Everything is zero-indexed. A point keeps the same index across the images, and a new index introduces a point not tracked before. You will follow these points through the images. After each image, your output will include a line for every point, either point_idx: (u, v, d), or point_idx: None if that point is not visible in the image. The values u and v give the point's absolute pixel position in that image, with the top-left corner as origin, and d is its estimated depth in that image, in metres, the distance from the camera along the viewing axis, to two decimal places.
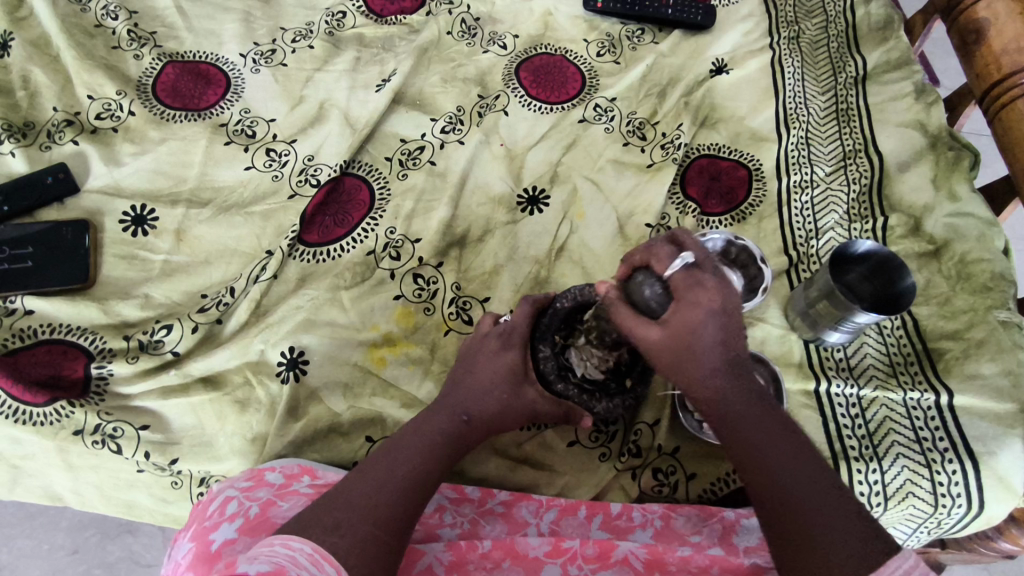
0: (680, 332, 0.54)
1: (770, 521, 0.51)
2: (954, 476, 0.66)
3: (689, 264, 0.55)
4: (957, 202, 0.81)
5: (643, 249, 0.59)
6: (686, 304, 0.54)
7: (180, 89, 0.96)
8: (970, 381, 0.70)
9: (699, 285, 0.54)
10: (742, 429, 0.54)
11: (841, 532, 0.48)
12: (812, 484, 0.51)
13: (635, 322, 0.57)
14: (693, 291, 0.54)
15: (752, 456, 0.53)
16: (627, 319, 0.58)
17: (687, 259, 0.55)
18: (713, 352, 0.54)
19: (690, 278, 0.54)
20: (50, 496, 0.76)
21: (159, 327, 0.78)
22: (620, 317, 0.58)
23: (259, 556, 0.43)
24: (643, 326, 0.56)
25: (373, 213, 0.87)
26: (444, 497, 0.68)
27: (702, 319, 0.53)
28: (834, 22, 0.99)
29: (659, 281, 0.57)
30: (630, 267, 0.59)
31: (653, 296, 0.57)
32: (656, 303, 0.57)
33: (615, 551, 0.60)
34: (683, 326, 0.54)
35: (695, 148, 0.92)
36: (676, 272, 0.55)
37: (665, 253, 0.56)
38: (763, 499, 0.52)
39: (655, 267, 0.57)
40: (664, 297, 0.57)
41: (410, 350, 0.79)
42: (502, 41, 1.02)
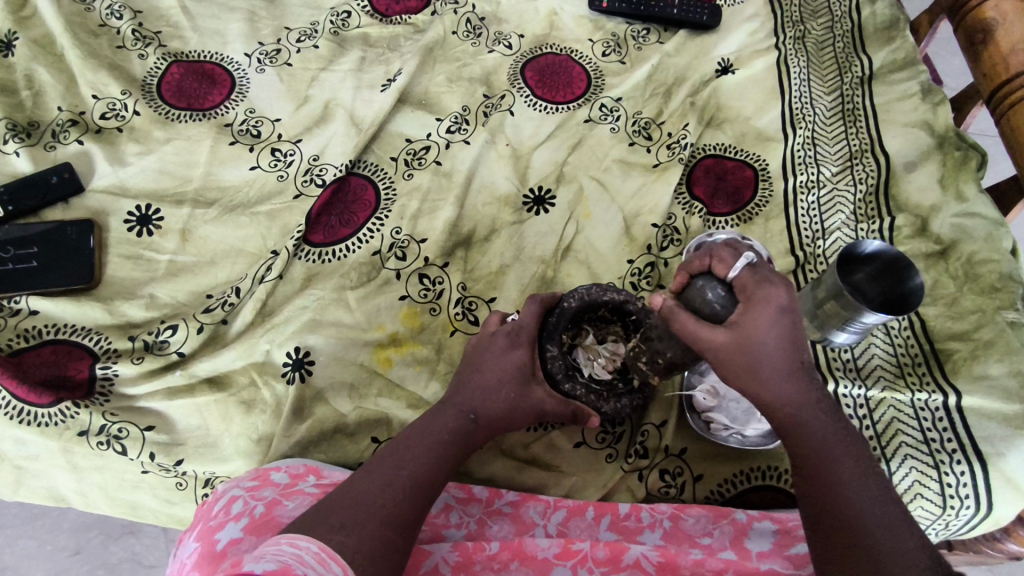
0: (749, 334, 0.53)
1: (828, 527, 0.51)
2: (962, 477, 0.65)
3: (753, 265, 0.56)
4: (964, 203, 0.81)
5: (702, 254, 0.59)
6: (757, 303, 0.53)
7: (185, 89, 0.95)
8: (979, 382, 0.70)
9: (768, 285, 0.54)
10: (805, 437, 0.54)
11: (902, 548, 0.49)
12: (873, 496, 0.52)
13: (698, 324, 0.55)
14: (763, 291, 0.54)
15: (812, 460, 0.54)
16: (689, 321, 0.56)
17: (751, 259, 0.56)
18: (779, 356, 0.53)
19: (758, 278, 0.55)
20: (54, 497, 0.76)
21: (164, 327, 0.78)
22: (680, 320, 0.56)
23: (264, 555, 0.43)
24: (707, 328, 0.55)
25: (379, 213, 0.87)
26: (451, 497, 0.67)
27: (774, 321, 0.53)
28: (840, 22, 0.98)
29: (722, 284, 0.56)
30: (688, 274, 0.59)
31: (717, 298, 0.56)
32: (720, 305, 0.56)
33: (626, 554, 0.60)
34: (753, 328, 0.53)
35: (701, 148, 0.92)
36: (741, 273, 0.56)
37: (727, 257, 0.57)
38: (821, 507, 0.52)
39: (718, 271, 0.57)
40: (728, 299, 0.56)
41: (416, 351, 0.79)
42: (507, 41, 1.02)
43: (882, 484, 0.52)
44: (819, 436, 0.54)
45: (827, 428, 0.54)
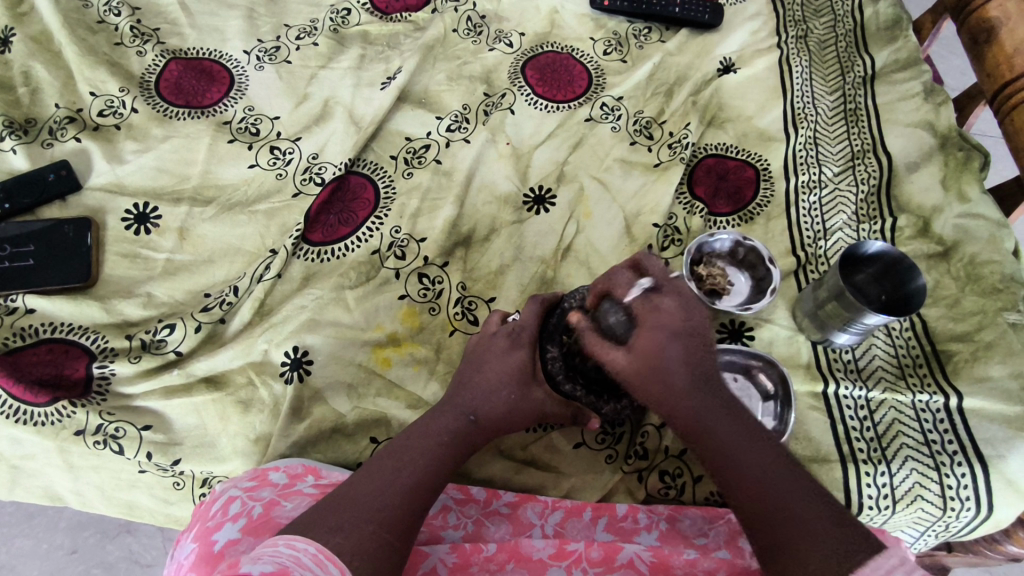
0: (646, 353, 0.58)
1: (756, 525, 0.50)
2: (963, 480, 0.65)
3: (647, 290, 0.61)
4: (966, 203, 0.80)
5: (605, 281, 0.64)
6: (649, 327, 0.58)
7: (183, 86, 0.95)
8: (980, 384, 0.69)
9: (656, 307, 0.59)
10: (714, 441, 0.54)
11: (825, 538, 0.47)
12: (793, 489, 0.50)
13: (602, 346, 0.60)
14: (653, 314, 0.59)
15: (727, 463, 0.53)
16: (596, 344, 0.61)
17: (644, 286, 0.61)
18: (681, 367, 0.57)
19: (649, 303, 0.60)
20: (50, 497, 0.75)
21: (162, 326, 0.77)
22: (588, 342, 0.61)
23: (262, 557, 0.43)
24: (611, 351, 0.60)
25: (378, 212, 0.87)
26: (450, 498, 0.67)
27: (663, 341, 0.58)
28: (842, 22, 0.98)
29: (622, 309, 0.61)
30: (595, 297, 0.64)
31: (618, 322, 0.61)
32: (621, 329, 0.61)
33: (620, 553, 0.59)
34: (647, 348, 0.58)
35: (702, 147, 0.91)
36: (636, 299, 0.60)
37: (624, 282, 0.62)
38: (746, 507, 0.51)
39: (617, 297, 0.62)
40: (628, 323, 0.61)
41: (415, 350, 0.78)
42: (508, 39, 1.02)
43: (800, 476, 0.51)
44: (729, 438, 0.54)
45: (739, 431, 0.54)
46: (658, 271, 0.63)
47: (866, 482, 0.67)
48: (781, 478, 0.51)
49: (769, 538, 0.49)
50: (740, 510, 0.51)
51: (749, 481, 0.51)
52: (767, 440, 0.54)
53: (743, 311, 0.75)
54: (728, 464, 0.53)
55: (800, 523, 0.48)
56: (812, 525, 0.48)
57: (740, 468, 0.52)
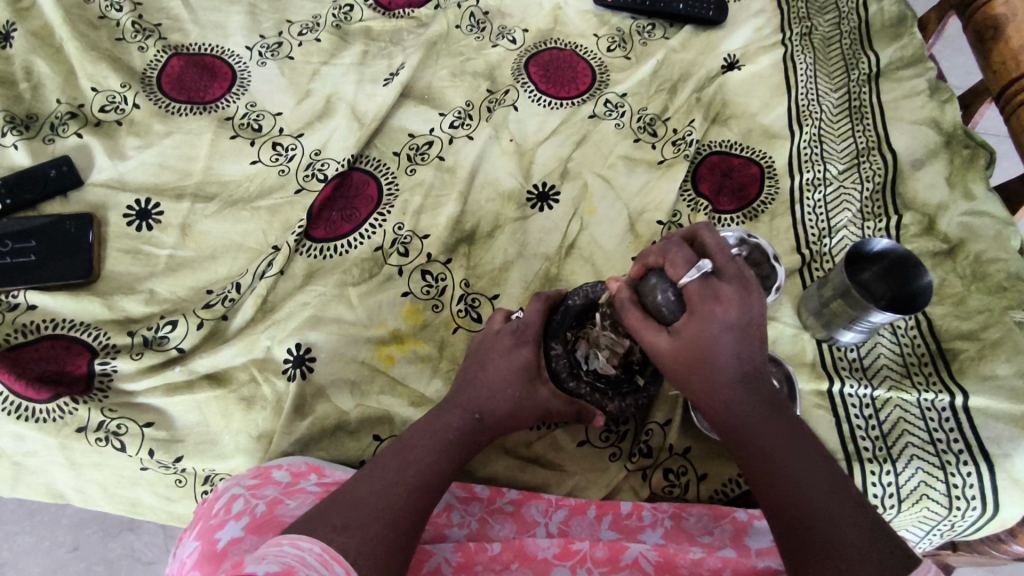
0: (690, 341, 0.55)
1: (785, 525, 0.50)
2: (969, 479, 0.65)
3: (705, 273, 0.54)
4: (971, 201, 0.80)
5: (658, 253, 0.59)
6: (700, 314, 0.54)
7: (185, 82, 0.94)
8: (986, 382, 0.69)
9: (713, 295, 0.54)
10: (749, 437, 0.54)
11: (854, 546, 0.46)
12: (828, 493, 0.50)
13: (646, 327, 0.57)
14: (708, 302, 0.53)
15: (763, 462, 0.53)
16: (639, 324, 0.58)
17: (703, 268, 0.54)
18: (728, 361, 0.54)
19: (705, 288, 0.54)
20: (52, 494, 0.75)
21: (164, 323, 0.77)
22: (631, 320, 0.58)
23: (266, 556, 0.42)
24: (654, 333, 0.57)
25: (381, 209, 0.86)
26: (453, 496, 0.67)
27: (715, 331, 0.53)
28: (846, 19, 0.98)
29: (672, 288, 0.57)
30: (644, 269, 0.60)
31: (666, 302, 0.57)
32: (668, 310, 0.57)
33: (625, 553, 0.59)
34: (693, 336, 0.54)
35: (706, 144, 0.91)
36: (691, 281, 0.55)
37: (681, 260, 0.56)
38: (777, 507, 0.51)
39: (669, 272, 0.57)
40: (676, 305, 0.57)
41: (418, 347, 0.78)
42: (511, 35, 1.01)
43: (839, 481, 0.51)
44: (767, 436, 0.54)
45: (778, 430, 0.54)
46: (721, 248, 0.56)
47: (872, 482, 0.66)
48: (819, 482, 0.50)
49: (797, 537, 0.49)
50: (770, 505, 0.52)
51: (782, 480, 0.51)
52: (807, 442, 0.54)
53: None
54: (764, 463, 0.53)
55: (829, 527, 0.48)
56: (843, 530, 0.47)
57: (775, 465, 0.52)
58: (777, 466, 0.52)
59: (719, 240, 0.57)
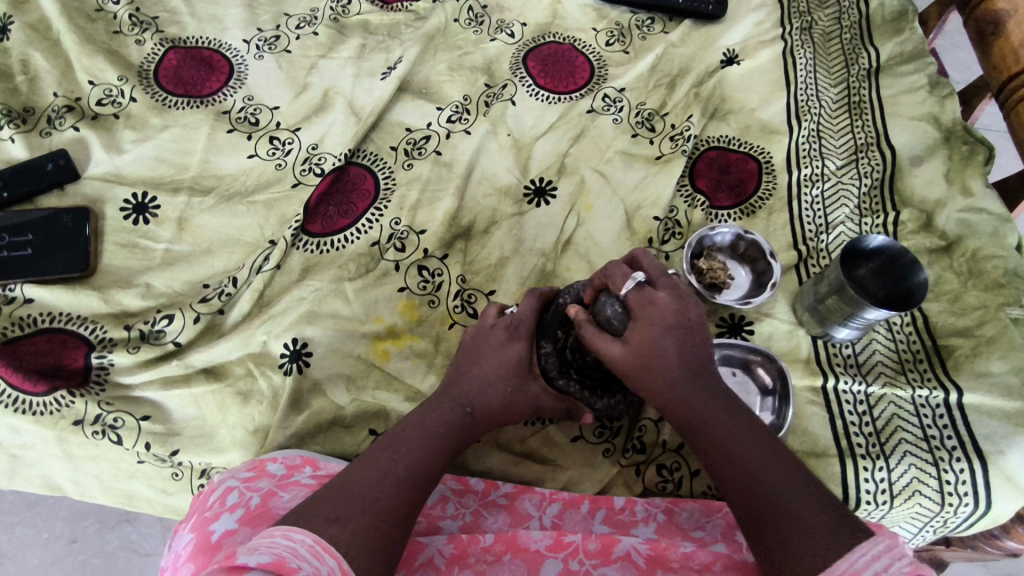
0: (639, 347, 0.57)
1: (749, 519, 0.49)
2: (961, 475, 0.65)
3: (641, 283, 0.59)
4: (969, 197, 0.80)
5: (602, 274, 0.63)
6: (643, 320, 0.57)
7: (182, 75, 0.94)
8: (980, 379, 0.69)
9: (650, 299, 0.57)
10: (705, 436, 0.54)
11: (813, 530, 0.46)
12: (786, 480, 0.49)
13: (597, 339, 0.60)
14: (647, 308, 0.57)
15: (721, 459, 0.52)
16: (593, 337, 0.60)
17: (638, 278, 0.59)
18: (677, 361, 0.56)
19: (643, 296, 0.58)
20: (49, 486, 0.76)
21: (160, 317, 0.77)
22: (586, 334, 0.61)
23: (258, 548, 0.43)
24: (605, 342, 0.59)
25: (377, 204, 0.86)
26: (447, 489, 0.67)
27: (658, 334, 0.56)
28: (846, 13, 0.97)
29: (618, 301, 0.60)
30: (593, 290, 0.64)
31: (614, 314, 0.60)
32: (618, 322, 0.60)
33: (617, 546, 0.59)
34: (641, 341, 0.56)
35: (704, 140, 0.91)
36: (630, 291, 0.59)
37: (619, 274, 0.60)
38: (738, 501, 0.51)
39: (614, 288, 0.61)
40: (624, 316, 0.60)
41: (414, 343, 0.78)
42: (509, 29, 1.01)
43: (792, 470, 0.50)
44: (721, 429, 0.53)
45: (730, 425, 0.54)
46: (656, 264, 0.61)
47: (865, 477, 0.66)
48: (773, 472, 0.50)
49: (758, 528, 0.48)
50: (733, 500, 0.51)
51: (744, 474, 0.51)
52: (761, 431, 0.53)
53: (744, 306, 0.74)
54: (722, 460, 0.52)
55: (787, 514, 0.47)
56: (799, 514, 0.47)
57: (736, 463, 0.51)
58: (733, 460, 0.52)
59: (654, 258, 0.62)
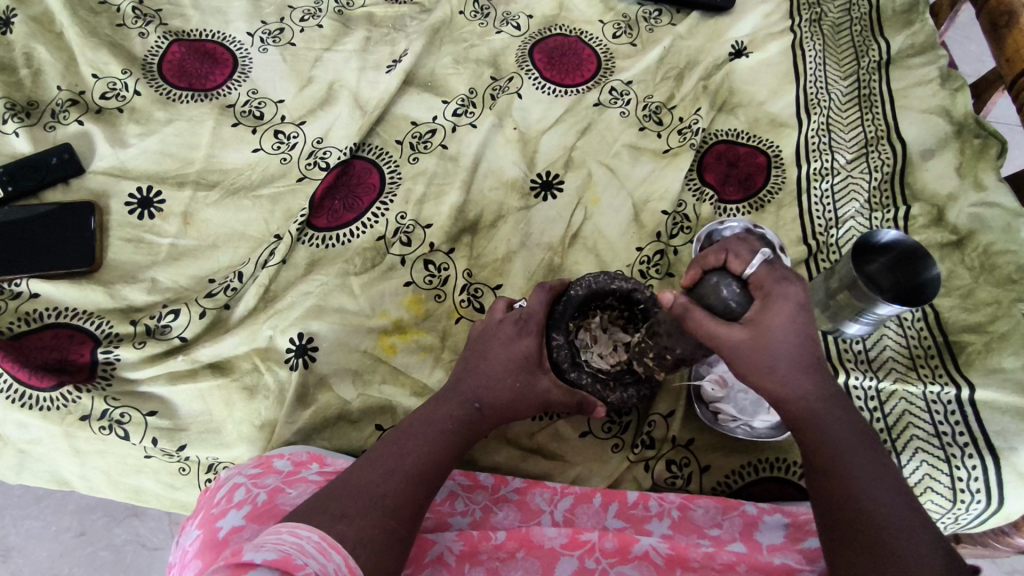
0: (765, 333, 0.51)
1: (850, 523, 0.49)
2: (973, 472, 0.64)
3: (769, 262, 0.53)
4: (982, 191, 0.79)
5: (718, 250, 0.56)
6: (777, 301, 0.51)
7: (186, 68, 0.94)
8: (992, 375, 0.68)
9: (786, 279, 0.52)
10: (816, 431, 0.52)
11: (919, 545, 0.47)
12: (893, 490, 0.50)
13: (713, 322, 0.51)
14: (783, 287, 0.51)
15: (829, 458, 0.52)
16: (705, 319, 0.52)
17: (768, 256, 0.54)
18: (797, 354, 0.51)
19: (776, 274, 0.52)
20: (58, 480, 0.76)
21: (166, 312, 0.77)
22: (695, 318, 0.52)
23: (265, 544, 0.42)
24: (724, 326, 0.51)
25: (383, 198, 0.86)
26: (456, 484, 0.67)
27: (791, 324, 0.51)
28: (857, 4, 0.96)
29: (737, 281, 0.53)
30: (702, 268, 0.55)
31: (732, 296, 0.52)
32: (737, 303, 0.52)
33: (635, 546, 0.58)
34: (769, 326, 0.51)
35: (713, 133, 0.90)
36: (758, 270, 0.53)
37: (744, 252, 0.54)
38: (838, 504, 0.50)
39: (733, 267, 0.54)
40: (743, 298, 0.52)
41: (421, 338, 0.78)
42: (515, 21, 1.00)
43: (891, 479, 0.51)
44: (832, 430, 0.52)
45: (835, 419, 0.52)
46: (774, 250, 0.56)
47: None
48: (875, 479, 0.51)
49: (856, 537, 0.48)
50: (832, 501, 0.51)
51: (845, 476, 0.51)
52: (864, 438, 0.53)
53: None
54: (830, 459, 0.52)
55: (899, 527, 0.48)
56: (909, 527, 0.48)
57: (840, 464, 0.51)
58: (840, 462, 0.51)
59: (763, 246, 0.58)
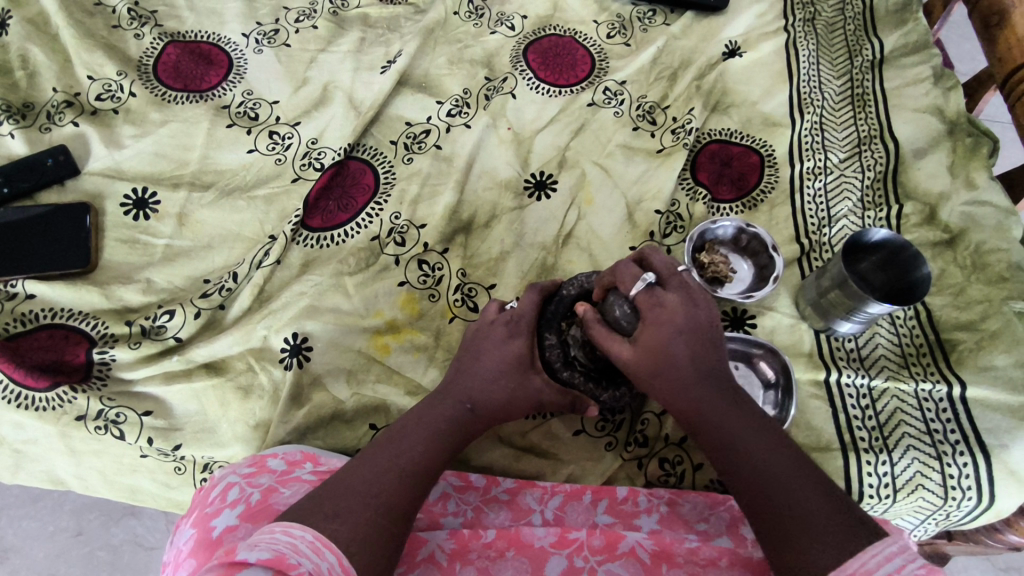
0: (651, 348, 0.56)
1: (758, 516, 0.49)
2: (964, 469, 0.64)
3: (650, 284, 0.57)
4: (974, 190, 0.79)
5: (610, 272, 0.61)
6: (652, 321, 0.56)
7: (181, 69, 0.94)
8: (983, 373, 0.69)
9: (660, 302, 0.56)
10: (718, 434, 0.53)
11: (823, 524, 0.45)
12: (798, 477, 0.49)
13: (606, 340, 0.59)
14: (657, 309, 0.56)
15: (735, 456, 0.52)
16: (602, 336, 0.59)
17: (648, 279, 0.57)
18: (690, 362, 0.55)
19: (652, 296, 0.56)
20: (53, 480, 0.76)
21: (161, 312, 0.77)
22: (594, 334, 0.59)
23: (259, 544, 0.43)
24: (614, 342, 0.58)
25: (378, 198, 0.86)
26: (449, 484, 0.67)
27: (669, 335, 0.55)
28: (850, 4, 0.96)
29: (627, 301, 0.59)
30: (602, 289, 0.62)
31: (623, 315, 0.59)
32: (626, 322, 0.59)
33: (621, 542, 0.58)
34: (652, 342, 0.55)
35: (706, 133, 0.90)
36: (638, 292, 0.57)
37: (629, 274, 0.59)
38: (750, 497, 0.50)
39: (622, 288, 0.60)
40: (633, 316, 0.58)
41: (415, 337, 0.78)
42: (509, 22, 1.00)
43: (802, 466, 0.50)
44: (734, 430, 0.53)
45: (740, 421, 0.53)
46: (667, 263, 0.59)
47: (867, 472, 0.66)
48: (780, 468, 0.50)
49: (764, 527, 0.48)
50: (743, 497, 0.50)
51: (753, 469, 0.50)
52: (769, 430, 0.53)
53: (745, 299, 0.73)
54: (737, 457, 0.52)
55: (798, 512, 0.47)
56: (810, 512, 0.46)
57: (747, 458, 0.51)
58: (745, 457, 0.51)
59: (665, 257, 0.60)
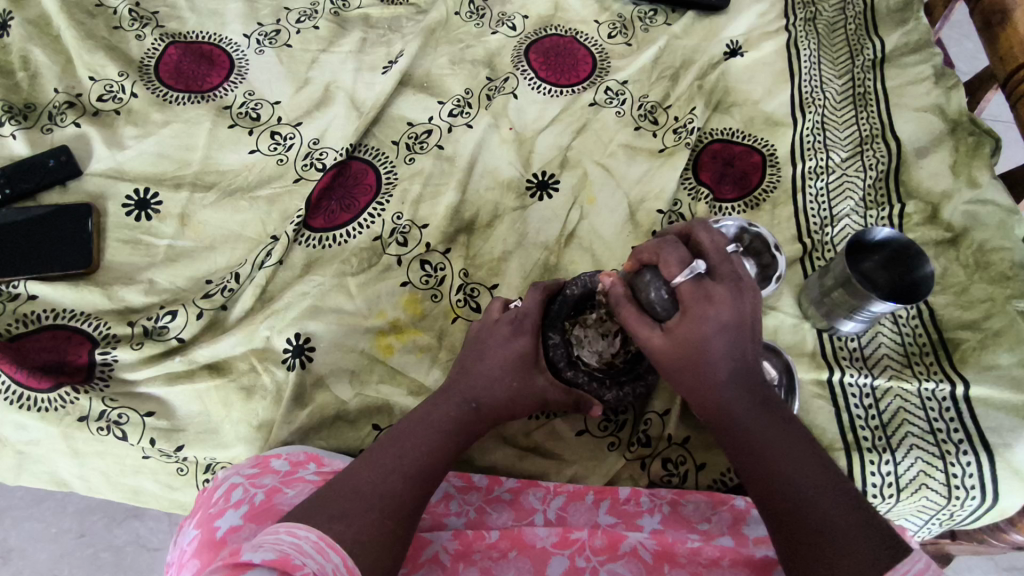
0: (684, 340, 0.53)
1: (778, 520, 0.49)
2: (968, 468, 0.64)
3: (699, 273, 0.53)
4: (976, 188, 0.79)
5: (652, 248, 0.56)
6: (693, 315, 0.52)
7: (182, 70, 0.94)
8: (987, 371, 0.69)
9: (707, 297, 0.52)
10: (743, 433, 0.53)
11: (848, 537, 0.46)
12: (823, 486, 0.49)
13: (636, 323, 0.56)
14: (701, 303, 0.52)
15: (759, 458, 0.51)
16: (632, 319, 0.57)
17: (697, 268, 0.53)
18: (723, 359, 0.53)
19: (698, 289, 0.53)
20: (56, 481, 0.76)
21: (164, 313, 0.77)
22: (623, 314, 0.57)
23: (263, 544, 0.43)
24: (645, 328, 0.56)
25: (379, 199, 0.86)
26: (451, 485, 0.67)
27: (708, 331, 0.52)
28: (851, 3, 0.96)
29: (665, 286, 0.55)
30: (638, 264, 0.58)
31: (659, 300, 0.55)
32: (662, 308, 0.55)
33: (623, 542, 0.58)
34: (688, 336, 0.53)
35: (708, 133, 0.90)
36: (683, 281, 0.53)
37: (675, 259, 0.54)
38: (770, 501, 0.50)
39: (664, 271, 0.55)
40: (670, 303, 0.55)
41: (417, 337, 0.78)
42: (511, 22, 1.00)
43: (827, 474, 0.50)
44: (758, 431, 0.52)
45: (765, 423, 0.52)
46: (714, 246, 0.55)
47: (871, 471, 0.66)
48: (805, 476, 0.50)
49: (785, 532, 0.48)
50: (763, 499, 0.51)
51: (776, 473, 0.50)
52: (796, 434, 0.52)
53: None
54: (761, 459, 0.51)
55: (825, 521, 0.47)
56: (835, 523, 0.47)
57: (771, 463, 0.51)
58: (769, 461, 0.51)
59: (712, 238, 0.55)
